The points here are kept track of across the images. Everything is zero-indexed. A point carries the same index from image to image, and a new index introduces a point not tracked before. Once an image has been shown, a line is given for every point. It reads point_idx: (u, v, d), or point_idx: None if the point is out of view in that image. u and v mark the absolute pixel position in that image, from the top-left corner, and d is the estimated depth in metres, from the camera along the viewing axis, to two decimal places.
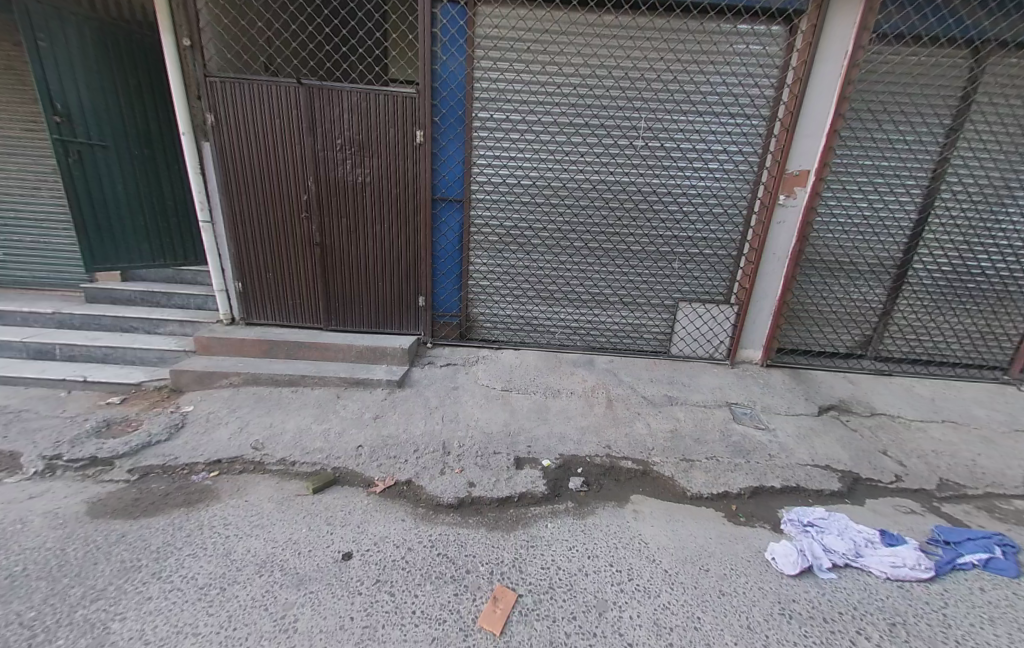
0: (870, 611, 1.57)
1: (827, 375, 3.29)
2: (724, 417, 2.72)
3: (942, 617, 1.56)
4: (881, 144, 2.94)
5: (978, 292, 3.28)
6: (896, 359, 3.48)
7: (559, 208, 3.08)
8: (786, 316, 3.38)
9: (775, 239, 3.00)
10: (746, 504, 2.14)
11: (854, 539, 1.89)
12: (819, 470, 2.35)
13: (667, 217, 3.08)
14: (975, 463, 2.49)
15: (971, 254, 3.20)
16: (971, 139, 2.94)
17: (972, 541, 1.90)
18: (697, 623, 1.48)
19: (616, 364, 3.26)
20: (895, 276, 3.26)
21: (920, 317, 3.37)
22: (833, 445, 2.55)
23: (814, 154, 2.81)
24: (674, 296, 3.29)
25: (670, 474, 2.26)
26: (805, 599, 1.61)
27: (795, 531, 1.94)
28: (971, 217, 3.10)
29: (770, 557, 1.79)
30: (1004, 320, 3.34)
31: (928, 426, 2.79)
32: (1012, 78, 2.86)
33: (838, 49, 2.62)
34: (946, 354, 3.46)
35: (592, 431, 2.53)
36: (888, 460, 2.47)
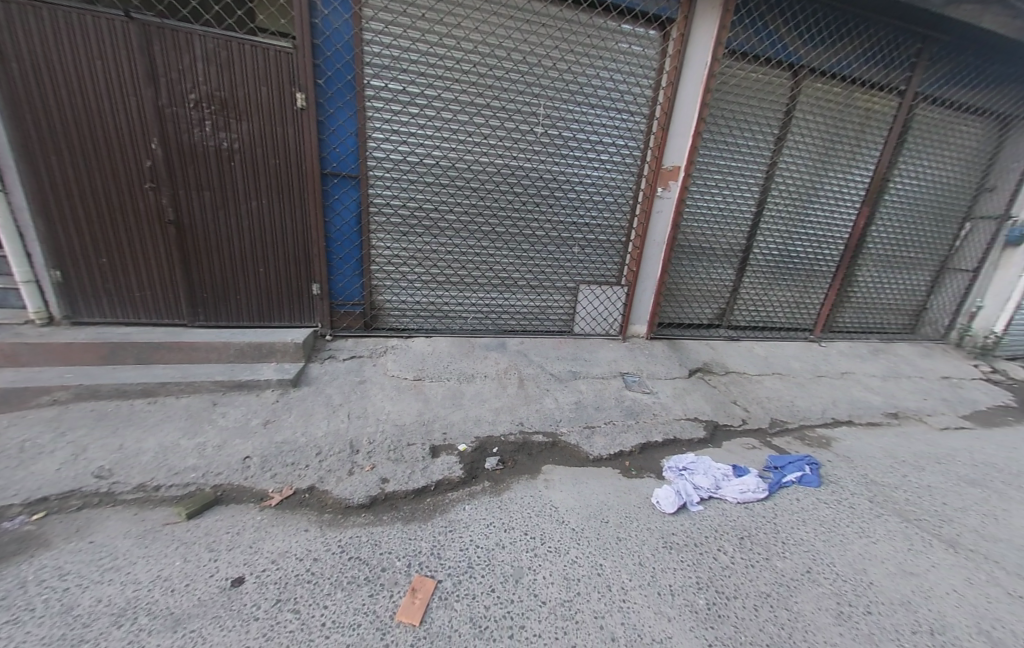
0: (726, 531, 1.96)
1: (697, 343, 3.89)
2: (619, 386, 3.05)
3: (772, 526, 2.02)
4: (731, 147, 3.51)
5: (796, 271, 4.17)
6: (743, 327, 4.27)
7: (464, 191, 3.02)
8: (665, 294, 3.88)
9: (656, 226, 3.39)
10: (637, 459, 2.47)
11: (715, 475, 2.31)
12: (690, 423, 2.80)
13: (567, 203, 3.26)
14: (793, 404, 3.22)
15: (793, 240, 4.02)
16: (791, 147, 3.67)
17: (791, 464, 2.47)
18: (600, 569, 1.67)
19: (525, 345, 3.40)
20: (742, 259, 3.96)
21: (760, 293, 4.17)
22: (701, 401, 3.06)
23: (683, 151, 3.22)
24: (575, 279, 3.52)
25: (576, 442, 2.47)
26: (681, 530, 1.94)
27: (673, 476, 2.30)
28: (792, 210, 3.89)
29: (655, 501, 2.10)
30: (812, 293, 4.31)
31: (765, 379, 3.51)
32: (818, 100, 3.60)
33: (700, 59, 3.01)
34: (776, 321, 4.35)
35: (505, 410, 2.63)
36: (738, 409, 3.06)
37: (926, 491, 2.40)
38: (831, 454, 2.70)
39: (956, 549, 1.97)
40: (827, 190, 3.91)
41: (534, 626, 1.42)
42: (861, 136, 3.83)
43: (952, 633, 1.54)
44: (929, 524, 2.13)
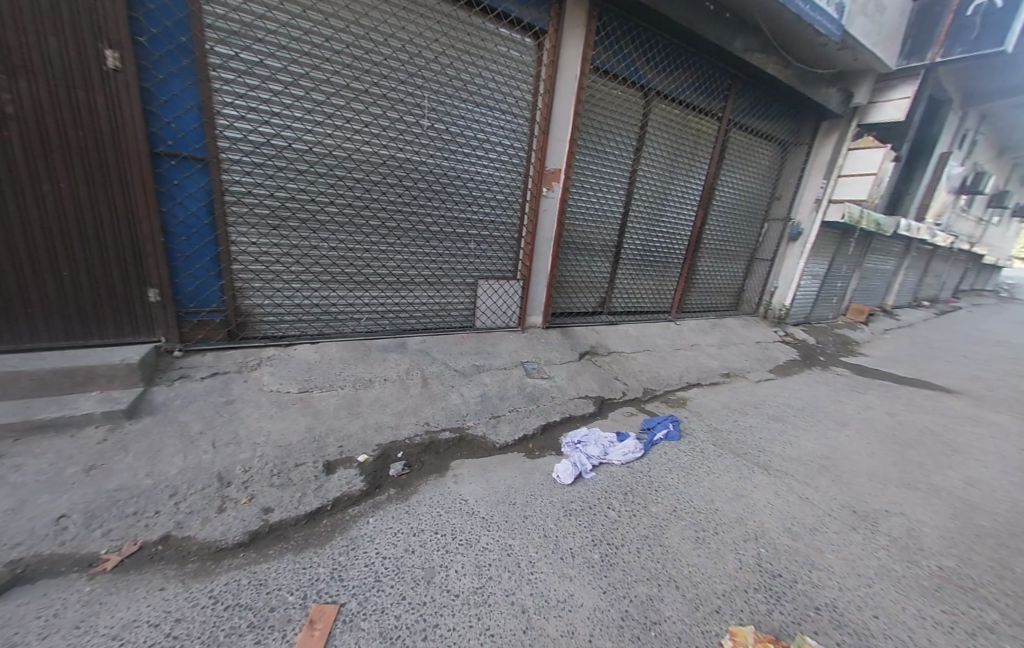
0: (614, 489, 2.24)
1: (586, 328, 4.26)
2: (520, 375, 3.18)
3: (650, 478, 2.38)
4: (601, 152, 3.93)
5: (657, 262, 4.89)
6: (621, 313, 4.84)
7: (346, 181, 2.78)
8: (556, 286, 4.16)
9: (543, 223, 3.60)
10: (538, 440, 2.65)
11: (603, 443, 2.62)
12: (581, 400, 3.11)
13: (459, 199, 3.24)
14: (660, 374, 3.82)
15: (653, 236, 4.70)
16: (647, 156, 4.27)
17: (659, 423, 2.94)
18: (509, 550, 1.75)
19: (427, 342, 3.26)
20: (616, 253, 4.48)
21: (631, 282, 4.77)
22: (590, 380, 3.40)
23: (562, 154, 3.48)
24: (473, 274, 3.52)
25: (482, 433, 2.54)
26: (579, 496, 2.15)
27: (570, 450, 2.52)
28: (651, 210, 4.54)
29: (555, 475, 2.28)
30: (669, 280, 5.11)
31: (639, 355, 4.06)
32: (665, 117, 4.24)
33: (571, 70, 3.28)
34: (645, 306, 5.05)
35: (409, 412, 2.52)
36: (619, 383, 3.50)
37: (751, 431, 3.08)
38: (687, 411, 3.29)
39: (769, 470, 2.59)
40: (675, 193, 4.66)
41: (448, 620, 1.43)
42: (697, 149, 4.64)
43: (769, 534, 2.03)
44: (753, 455, 2.75)
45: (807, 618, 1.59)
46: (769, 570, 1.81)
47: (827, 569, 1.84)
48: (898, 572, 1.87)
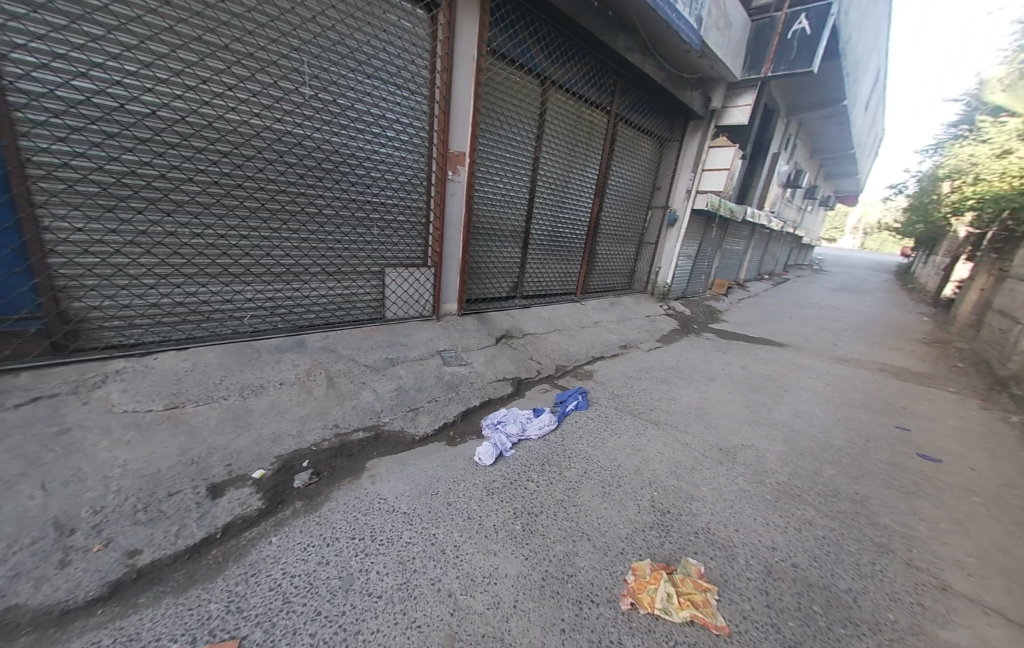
0: (533, 461, 2.38)
1: (501, 312, 4.28)
2: (437, 364, 3.08)
3: (565, 446, 2.57)
4: (503, 137, 3.94)
5: (562, 245, 5.13)
6: (532, 296, 5.00)
7: (207, 154, 2.34)
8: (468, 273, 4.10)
9: (451, 208, 3.49)
10: (458, 426, 2.67)
11: (521, 420, 2.74)
12: (498, 382, 3.21)
13: (356, 180, 2.96)
14: (568, 351, 4.10)
15: (557, 221, 4.91)
16: (548, 142, 4.40)
17: (570, 395, 3.17)
18: (432, 539, 1.74)
19: (331, 339, 2.88)
20: (523, 238, 4.58)
21: (540, 266, 4.95)
22: (506, 363, 3.49)
23: (465, 136, 3.40)
24: (379, 262, 3.26)
25: (399, 428, 2.46)
26: (501, 474, 2.23)
27: (490, 432, 2.59)
28: (553, 195, 4.72)
29: (476, 458, 2.33)
30: (574, 263, 5.42)
31: (551, 335, 4.28)
32: (562, 105, 4.40)
33: (468, 49, 3.20)
34: (553, 288, 5.29)
35: (313, 416, 2.29)
36: (533, 362, 3.68)
37: (645, 393, 3.51)
38: (593, 382, 3.61)
39: (659, 424, 2.99)
40: (574, 180, 4.92)
41: (371, 624, 1.37)
42: (591, 139, 4.93)
43: (662, 479, 2.35)
44: (649, 414, 3.14)
45: (692, 542, 1.89)
46: (662, 509, 2.09)
47: (705, 499, 2.20)
48: (753, 490, 2.33)
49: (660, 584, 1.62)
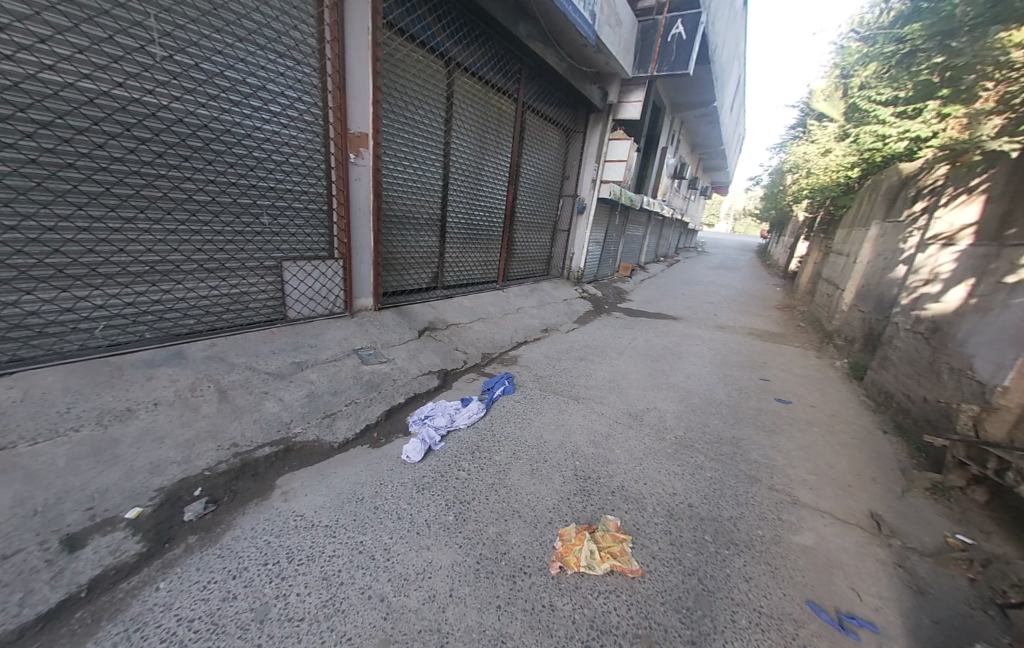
0: (463, 451, 2.38)
1: (421, 305, 4.10)
2: (354, 363, 2.87)
3: (494, 431, 2.62)
4: (408, 120, 3.75)
5: (479, 233, 5.10)
6: (453, 286, 4.91)
7: (17, 124, 1.85)
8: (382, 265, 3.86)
9: (357, 194, 3.22)
10: (383, 427, 2.57)
11: (449, 411, 2.72)
12: (424, 376, 3.14)
13: (237, 161, 2.57)
14: (492, 339, 4.16)
15: (472, 208, 4.85)
16: (457, 127, 4.30)
17: (497, 382, 3.23)
18: (359, 547, 1.66)
19: (219, 346, 2.49)
20: (439, 226, 4.46)
21: (459, 255, 4.86)
22: (430, 356, 3.41)
23: (366, 117, 3.14)
24: (275, 256, 2.88)
25: (313, 437, 2.28)
26: (432, 468, 2.20)
27: (417, 428, 2.54)
28: (467, 182, 4.64)
29: (404, 456, 2.26)
30: (493, 251, 5.43)
31: (474, 324, 4.28)
32: (469, 90, 4.32)
33: (361, 20, 2.95)
34: (474, 277, 5.25)
35: (205, 437, 2.00)
36: (458, 353, 3.66)
37: (567, 372, 3.72)
38: (518, 367, 3.72)
39: (580, 399, 3.20)
40: (487, 168, 4.90)
41: None
42: (501, 125, 4.94)
43: (585, 449, 2.53)
44: (571, 391, 3.34)
45: (611, 502, 2.08)
46: (585, 476, 2.26)
47: (620, 461, 2.43)
48: (660, 447, 2.63)
49: (584, 544, 1.76)
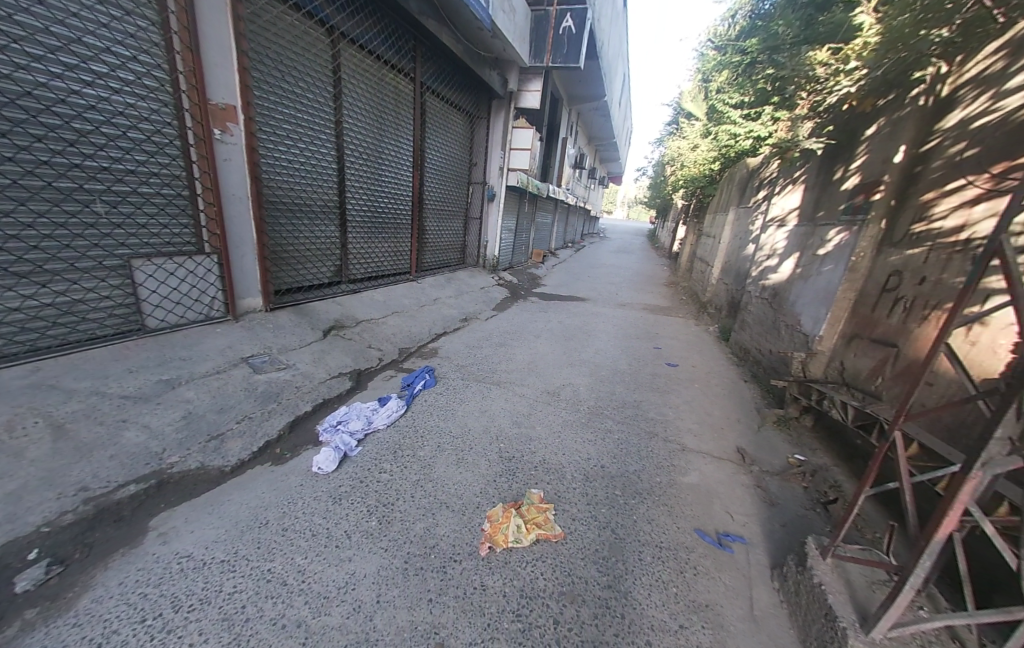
0: (383, 452, 2.28)
1: (323, 302, 3.73)
2: (244, 373, 2.52)
3: (416, 427, 2.54)
4: (289, 95, 3.34)
5: (385, 221, 4.79)
6: (360, 279, 4.56)
7: None
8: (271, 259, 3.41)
9: (229, 178, 2.78)
10: (287, 440, 2.32)
11: (365, 413, 2.57)
12: (333, 379, 2.90)
13: (48, 134, 2.02)
14: (407, 333, 3.99)
15: (375, 194, 4.53)
16: (348, 106, 3.94)
17: (416, 376, 3.13)
18: (266, 576, 1.49)
19: (46, 370, 1.96)
20: (338, 214, 4.09)
21: (364, 245, 4.52)
22: (339, 356, 3.15)
23: (232, 87, 2.70)
24: (121, 253, 2.35)
25: (197, 464, 1.96)
26: (348, 476, 2.06)
27: (329, 436, 2.34)
28: (365, 167, 4.30)
29: (315, 468, 2.08)
30: (403, 241, 5.15)
31: (387, 319, 4.06)
32: (358, 65, 3.98)
33: None
34: (384, 269, 4.93)
35: (39, 485, 1.58)
36: (371, 350, 3.45)
37: (487, 359, 3.76)
38: (438, 359, 3.65)
39: (501, 384, 3.27)
40: (387, 152, 4.60)
41: None
42: (400, 106, 4.66)
43: (508, 431, 2.61)
44: (492, 376, 3.39)
45: (535, 476, 2.18)
46: (509, 456, 2.33)
47: (541, 437, 2.56)
48: (576, 419, 2.83)
49: (511, 520, 1.83)
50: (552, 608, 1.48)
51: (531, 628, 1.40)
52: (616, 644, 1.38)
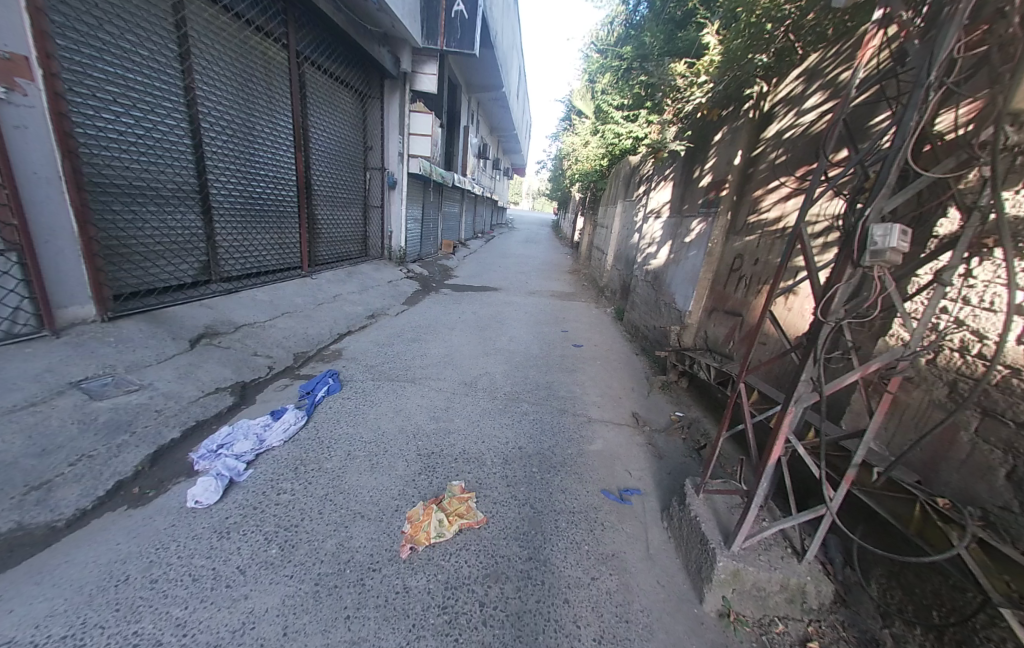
0: (281, 471, 2.03)
1: (187, 306, 3.14)
2: (77, 401, 2.01)
3: (320, 438, 2.32)
4: (112, 49, 2.69)
5: (264, 210, 4.19)
6: (236, 277, 3.94)
7: None
8: (105, 255, 2.75)
9: (26, 151, 2.14)
10: (150, 475, 1.93)
11: (255, 432, 2.26)
12: (210, 396, 2.48)
13: None
14: (302, 335, 3.59)
15: (248, 178, 3.93)
16: (201, 71, 3.32)
17: (317, 383, 2.85)
18: (132, 640, 1.24)
19: None
20: (198, 200, 3.45)
21: (239, 238, 3.91)
22: (214, 368, 2.70)
23: (21, 31, 2.06)
24: None
25: (12, 525, 1.52)
26: (237, 505, 1.80)
27: (208, 463, 2.01)
28: (232, 145, 3.70)
29: (192, 503, 1.77)
30: (288, 232, 4.58)
31: (276, 321, 3.59)
32: (211, 23, 3.36)
33: None
34: (267, 265, 4.33)
35: None
36: (257, 358, 3.03)
37: (398, 356, 3.59)
38: (343, 361, 3.37)
39: (415, 380, 3.16)
40: (260, 129, 4.00)
41: None
42: (272, 77, 4.07)
43: (424, 427, 2.54)
44: (405, 374, 3.25)
45: (455, 469, 2.17)
46: (428, 453, 2.28)
47: (460, 429, 2.55)
48: (493, 406, 2.89)
49: (432, 516, 1.81)
50: (477, 593, 1.51)
51: (457, 619, 1.41)
52: (540, 609, 1.47)
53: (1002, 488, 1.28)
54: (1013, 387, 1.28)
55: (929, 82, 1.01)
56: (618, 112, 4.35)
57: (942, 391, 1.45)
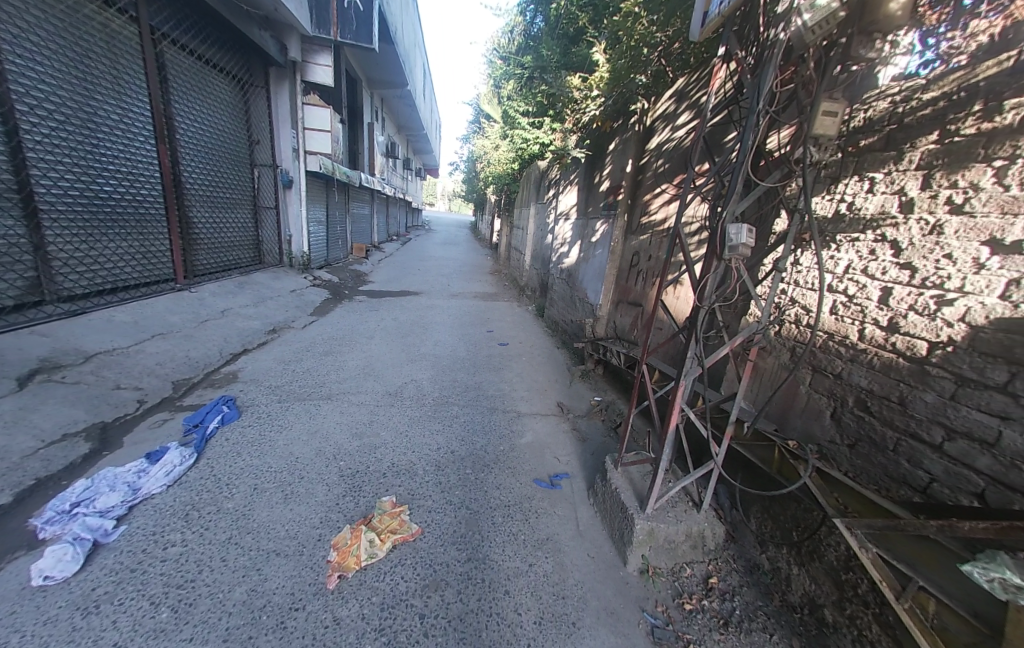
0: (167, 521, 1.74)
1: (12, 336, 2.51)
2: None
3: (217, 476, 2.04)
4: None
5: (119, 214, 3.50)
6: (82, 296, 3.22)
7: None
8: None
9: None
10: None
11: (125, 481, 1.89)
12: (57, 446, 2.02)
13: None
14: (183, 359, 3.09)
15: (93, 175, 3.26)
16: (12, 40, 2.69)
17: (209, 413, 2.50)
18: None
19: None
20: (16, 202, 2.78)
21: (82, 248, 3.21)
22: (61, 410, 2.20)
23: None
24: None
25: None
26: (108, 570, 1.50)
27: (59, 529, 1.63)
28: (65, 134, 3.04)
29: (40, 580, 1.43)
30: (153, 240, 3.88)
31: (146, 345, 3.04)
32: None
33: None
34: (127, 279, 3.62)
35: None
36: (123, 392, 2.54)
37: (309, 373, 3.29)
38: (240, 385, 2.98)
39: (331, 397, 2.93)
40: (107, 115, 3.35)
41: None
42: (120, 55, 3.44)
43: (346, 446, 2.38)
44: (319, 391, 3.00)
45: (384, 484, 2.08)
46: (353, 472, 2.15)
47: (388, 442, 2.45)
48: (420, 414, 2.81)
49: (361, 538, 1.71)
50: (416, 606, 1.48)
51: (395, 638, 1.37)
52: (480, 607, 1.49)
53: (829, 426, 1.65)
54: (830, 347, 1.66)
55: (759, 109, 1.26)
56: (524, 118, 4.55)
57: (786, 355, 1.82)
